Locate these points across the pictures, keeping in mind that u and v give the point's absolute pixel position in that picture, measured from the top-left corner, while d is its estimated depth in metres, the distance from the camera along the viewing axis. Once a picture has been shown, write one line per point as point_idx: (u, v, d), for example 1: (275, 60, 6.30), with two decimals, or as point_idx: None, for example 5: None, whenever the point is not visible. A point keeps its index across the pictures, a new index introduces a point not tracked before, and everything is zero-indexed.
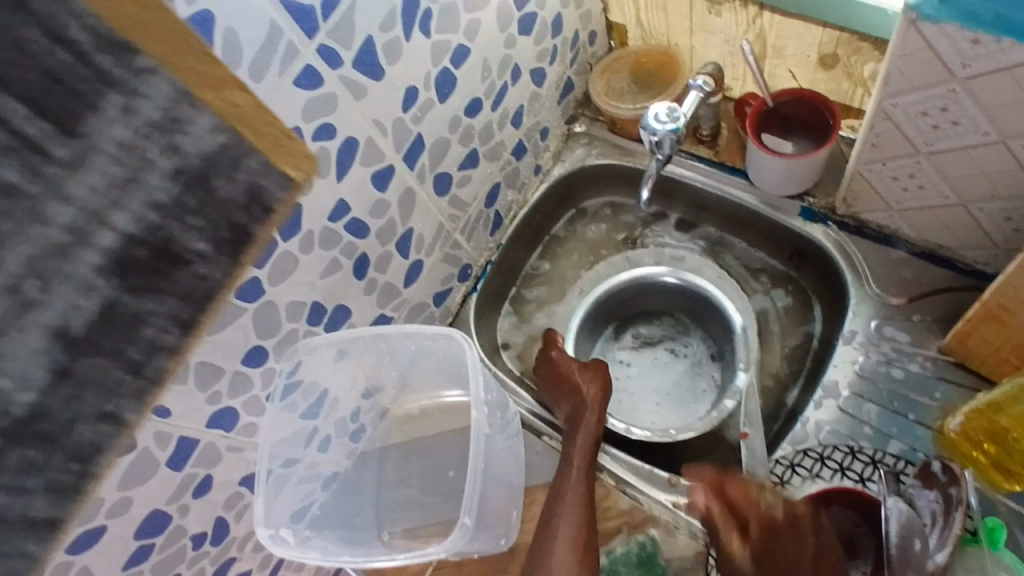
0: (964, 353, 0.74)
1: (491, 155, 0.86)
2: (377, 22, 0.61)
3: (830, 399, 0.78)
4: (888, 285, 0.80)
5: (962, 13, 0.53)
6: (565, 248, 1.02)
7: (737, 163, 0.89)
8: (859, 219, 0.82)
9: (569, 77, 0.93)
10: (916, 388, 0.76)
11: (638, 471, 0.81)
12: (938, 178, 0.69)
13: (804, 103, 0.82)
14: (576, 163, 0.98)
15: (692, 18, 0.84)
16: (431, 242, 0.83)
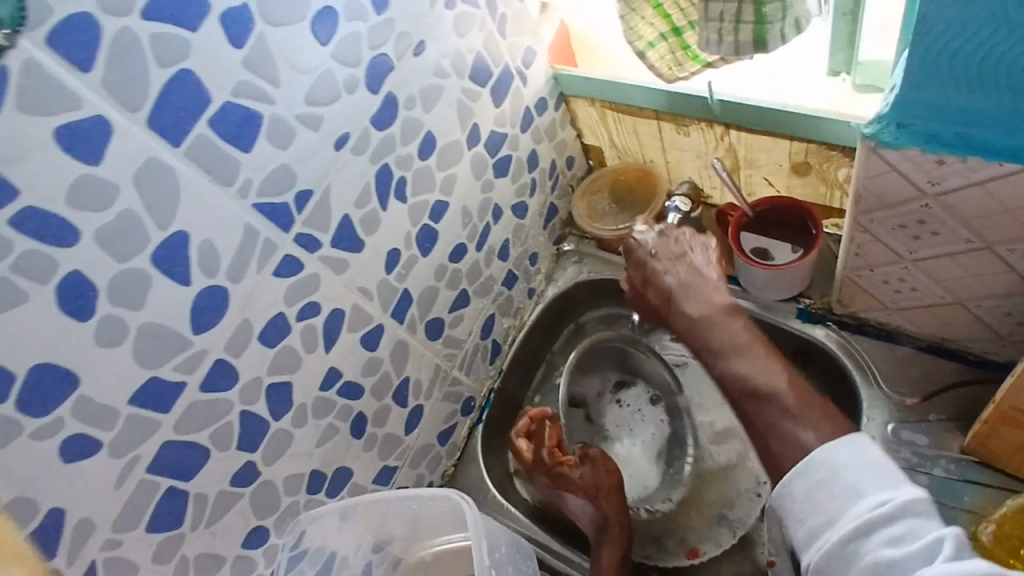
0: (988, 453, 0.69)
1: (482, 291, 0.86)
2: (353, 199, 0.63)
3: None
4: (899, 383, 0.77)
5: (919, 136, 0.52)
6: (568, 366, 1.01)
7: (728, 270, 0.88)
8: (858, 317, 0.80)
9: (552, 203, 0.94)
10: (943, 494, 0.70)
11: None
12: (928, 281, 0.67)
13: (782, 209, 0.82)
14: (568, 283, 0.98)
15: (662, 138, 0.86)
16: (429, 385, 0.82)
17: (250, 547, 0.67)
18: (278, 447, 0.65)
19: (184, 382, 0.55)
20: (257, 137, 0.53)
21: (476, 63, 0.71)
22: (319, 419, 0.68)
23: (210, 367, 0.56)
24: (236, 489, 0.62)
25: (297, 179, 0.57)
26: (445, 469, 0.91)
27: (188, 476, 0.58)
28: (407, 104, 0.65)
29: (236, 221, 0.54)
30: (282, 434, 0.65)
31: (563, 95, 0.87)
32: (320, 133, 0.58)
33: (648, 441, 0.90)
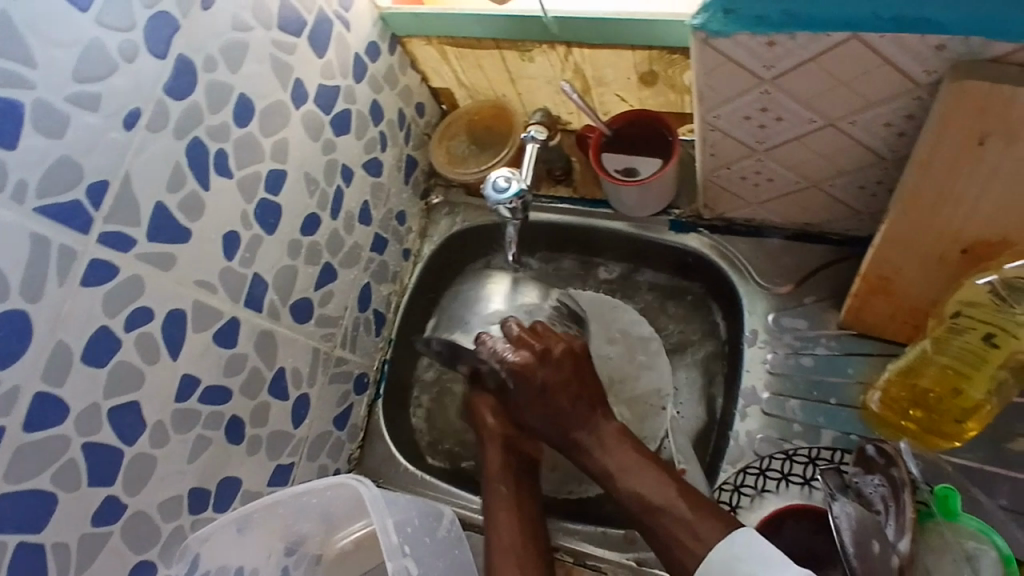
0: (863, 326, 0.72)
1: (349, 261, 0.80)
2: (163, 183, 0.56)
3: (753, 406, 0.74)
4: (773, 274, 0.78)
5: (749, 20, 0.51)
6: None
7: (597, 194, 0.87)
8: (726, 219, 0.80)
9: (409, 155, 0.89)
10: (828, 371, 0.73)
11: (594, 537, 0.76)
12: (784, 169, 0.67)
13: (639, 123, 0.80)
14: (443, 236, 0.94)
15: (507, 68, 0.82)
16: (311, 371, 0.77)
17: None
18: (140, 472, 0.58)
19: (0, 426, 0.47)
20: (18, 129, 0.45)
21: (282, 10, 0.64)
22: (185, 433, 0.61)
23: (29, 403, 0.48)
24: (99, 528, 0.55)
25: (85, 171, 0.50)
26: (350, 454, 0.86)
27: (37, 528, 0.51)
28: (206, 66, 0.57)
29: (13, 230, 0.46)
30: (142, 458, 0.58)
31: (395, 37, 0.81)
32: (100, 112, 0.50)
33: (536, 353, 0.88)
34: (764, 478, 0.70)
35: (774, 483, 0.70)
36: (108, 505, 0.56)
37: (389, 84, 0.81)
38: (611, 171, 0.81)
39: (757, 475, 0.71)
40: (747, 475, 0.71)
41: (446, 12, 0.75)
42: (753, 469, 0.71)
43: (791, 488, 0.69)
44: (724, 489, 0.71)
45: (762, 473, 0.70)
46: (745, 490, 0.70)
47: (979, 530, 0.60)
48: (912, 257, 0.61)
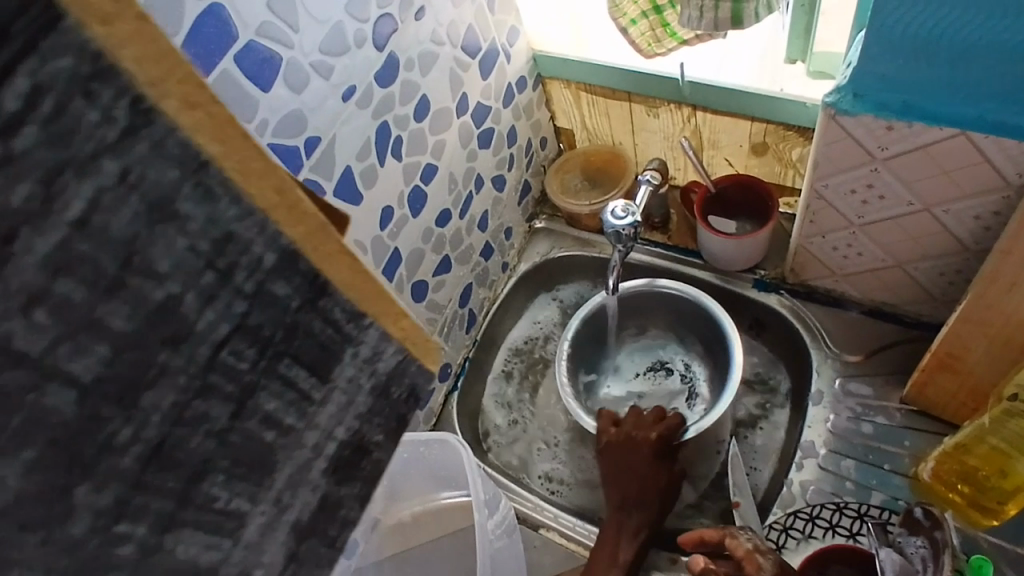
0: (922, 402, 0.78)
1: (462, 259, 0.89)
2: (355, 151, 0.66)
3: (810, 459, 0.80)
4: (843, 343, 0.85)
5: (875, 105, 0.60)
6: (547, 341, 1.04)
7: (689, 245, 0.96)
8: (808, 286, 0.88)
9: (526, 180, 0.99)
10: (886, 439, 0.79)
11: (638, 552, 0.80)
12: (874, 246, 0.75)
13: (741, 187, 0.89)
14: (539, 258, 1.03)
15: (632, 120, 0.93)
16: None
17: None
18: None
19: None
20: (276, 80, 0.56)
21: (467, 34, 0.76)
22: None
23: None
24: None
25: (307, 125, 0.60)
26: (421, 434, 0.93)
27: None
28: (406, 65, 0.68)
29: None
30: None
31: (539, 76, 0.92)
32: (329, 82, 0.60)
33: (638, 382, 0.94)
34: (812, 525, 0.75)
35: (821, 531, 0.75)
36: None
37: (527, 114, 0.92)
38: (709, 225, 0.90)
39: (806, 521, 0.76)
40: (796, 519, 0.76)
41: (581, 56, 0.87)
42: (803, 513, 0.76)
43: (836, 538, 0.74)
44: (773, 527, 0.77)
45: (811, 520, 0.76)
46: (792, 532, 0.76)
47: None
48: (981, 337, 0.68)
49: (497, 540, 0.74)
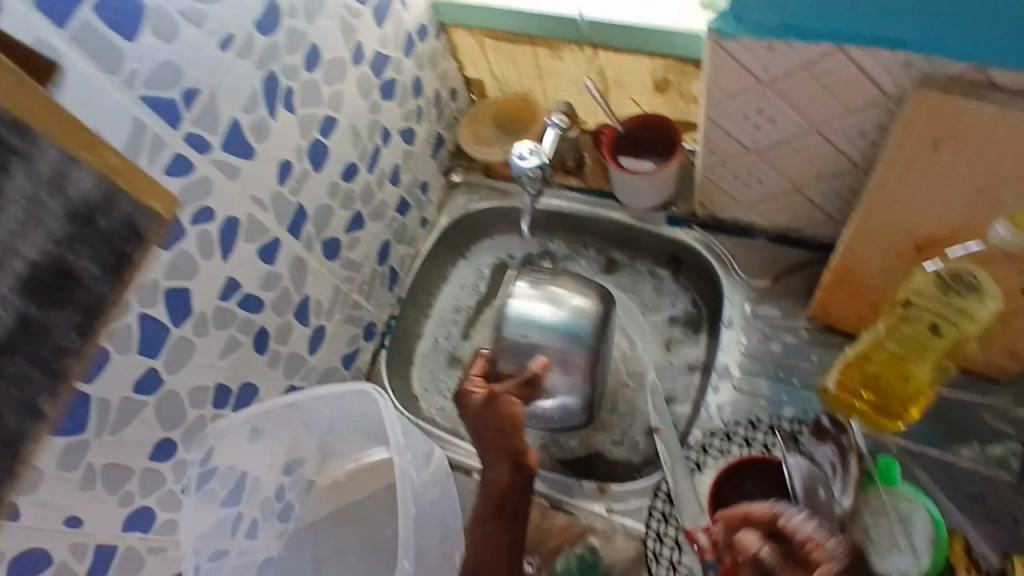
0: (827, 318, 0.81)
1: (376, 215, 0.88)
2: (240, 104, 0.64)
3: (725, 382, 0.83)
4: (753, 270, 0.88)
5: (754, 27, 0.61)
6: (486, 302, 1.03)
7: (605, 187, 0.97)
8: (716, 218, 0.91)
9: (438, 132, 0.99)
10: (795, 356, 0.82)
11: (569, 487, 0.82)
12: (772, 172, 0.77)
13: (648, 125, 0.90)
14: (460, 212, 1.03)
15: (538, 65, 0.93)
16: (330, 307, 0.83)
17: (160, 460, 0.64)
18: (180, 355, 0.62)
19: None
20: (142, 28, 0.53)
21: None
22: (222, 330, 0.67)
23: None
24: (139, 396, 0.59)
25: (183, 78, 0.58)
26: None
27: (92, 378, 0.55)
28: (290, 13, 0.67)
29: (124, 112, 0.53)
30: (183, 343, 0.62)
31: (441, 25, 0.91)
32: (204, 30, 0.58)
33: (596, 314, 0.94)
34: (729, 442, 0.78)
35: (737, 447, 0.78)
36: (150, 379, 0.60)
37: (431, 64, 0.91)
38: (621, 163, 0.91)
39: (723, 439, 0.79)
40: (714, 438, 0.79)
41: (505, 7, 0.84)
42: (720, 432, 0.79)
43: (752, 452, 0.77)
44: (692, 449, 0.79)
45: (728, 437, 0.78)
46: (710, 450, 0.78)
47: (911, 495, 0.68)
48: (875, 251, 0.70)
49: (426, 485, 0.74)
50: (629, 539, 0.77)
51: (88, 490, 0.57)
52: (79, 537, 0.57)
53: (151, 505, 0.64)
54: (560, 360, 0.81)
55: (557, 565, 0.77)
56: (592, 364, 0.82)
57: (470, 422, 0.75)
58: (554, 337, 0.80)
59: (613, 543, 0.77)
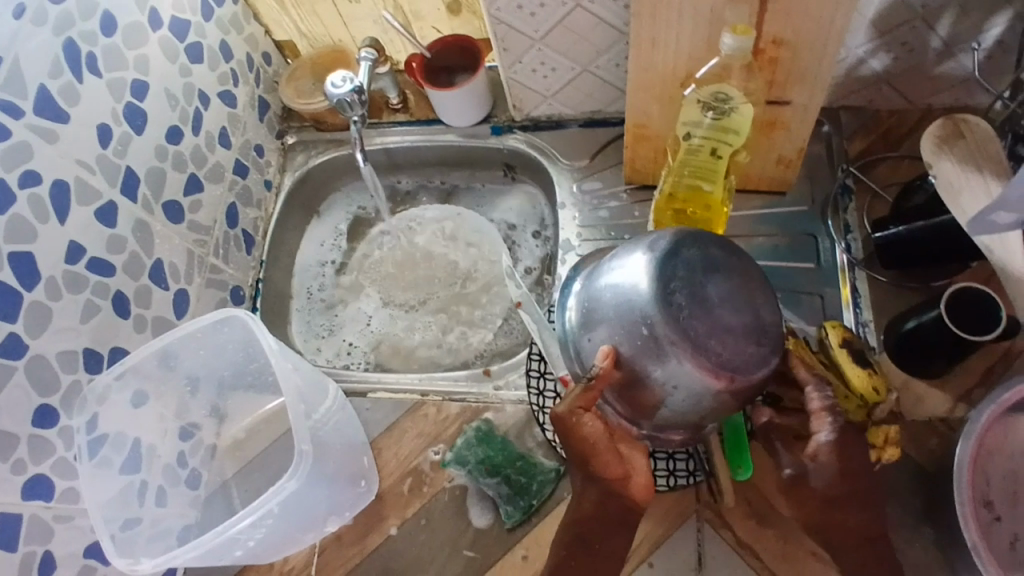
0: (638, 176, 0.93)
1: (214, 178, 0.92)
2: (45, 70, 0.69)
3: (571, 253, 0.93)
4: (572, 155, 0.99)
5: None
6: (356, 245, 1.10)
7: (430, 115, 1.04)
8: (533, 118, 1.00)
9: (261, 96, 1.03)
10: (620, 216, 0.94)
11: (457, 381, 0.89)
12: (560, 57, 0.88)
13: (451, 47, 0.98)
14: (301, 168, 1.06)
15: (339, 12, 0.99)
16: (187, 270, 0.87)
17: (42, 427, 0.68)
18: (39, 318, 0.67)
19: None
20: None
21: None
22: (76, 294, 0.71)
23: None
24: (5, 361, 0.64)
25: None
26: None
27: None
28: None
29: None
30: (40, 306, 0.67)
31: None
32: None
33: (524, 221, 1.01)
34: None
35: None
36: (13, 345, 0.65)
37: (235, 28, 0.95)
38: (434, 83, 0.98)
39: None
40: None
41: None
42: None
43: None
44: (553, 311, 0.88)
45: None
46: None
47: None
48: (652, 100, 0.82)
49: (322, 400, 0.79)
50: (517, 405, 0.86)
51: None
52: None
53: (46, 472, 0.68)
54: (636, 353, 0.63)
55: (456, 443, 0.84)
56: (698, 348, 0.62)
57: (562, 435, 0.65)
58: (622, 321, 0.64)
59: (503, 411, 0.85)
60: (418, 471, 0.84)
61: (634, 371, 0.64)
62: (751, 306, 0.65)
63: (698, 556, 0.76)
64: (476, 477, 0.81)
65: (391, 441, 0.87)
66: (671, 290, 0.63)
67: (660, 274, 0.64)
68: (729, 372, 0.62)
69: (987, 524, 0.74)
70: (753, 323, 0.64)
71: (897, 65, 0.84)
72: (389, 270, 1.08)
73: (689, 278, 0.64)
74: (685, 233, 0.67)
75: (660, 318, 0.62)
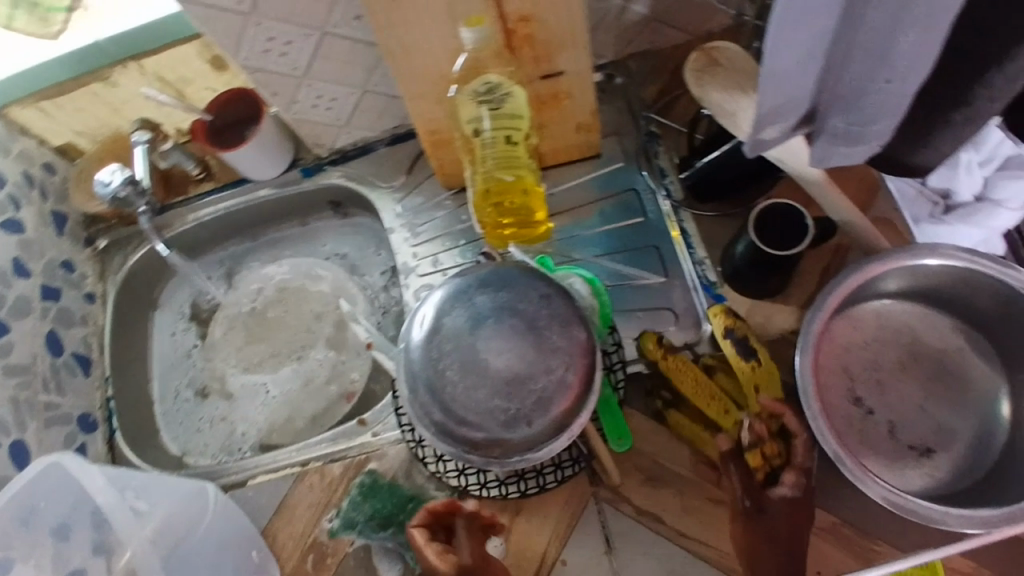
0: (453, 179, 0.91)
1: (18, 313, 0.86)
2: None
3: (412, 276, 0.90)
4: (388, 175, 0.96)
5: None
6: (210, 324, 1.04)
7: (236, 175, 0.99)
8: (339, 150, 0.97)
9: (54, 210, 0.96)
10: (450, 224, 0.92)
11: (337, 440, 0.86)
12: (334, 86, 0.84)
13: (230, 103, 0.93)
14: (122, 270, 1.00)
15: (106, 100, 0.92)
16: (17, 419, 0.81)
17: None
18: None
19: None
20: None
21: None
22: None
23: None
24: None
25: None
26: None
27: None
28: None
29: None
30: None
31: None
32: None
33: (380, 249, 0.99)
34: None
35: None
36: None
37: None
38: (224, 146, 0.92)
39: None
40: None
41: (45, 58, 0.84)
42: None
43: None
44: None
45: None
46: None
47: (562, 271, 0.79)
48: (433, 106, 0.79)
49: (202, 517, 0.76)
50: (399, 446, 0.83)
51: None
52: None
53: None
54: (449, 429, 0.65)
55: (343, 505, 0.81)
56: (469, 425, 0.64)
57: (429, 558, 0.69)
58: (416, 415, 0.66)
59: (386, 456, 0.82)
60: (318, 544, 0.81)
61: (460, 434, 0.65)
62: (531, 333, 0.65)
63: (606, 536, 0.75)
64: (369, 534, 0.78)
65: (283, 523, 0.83)
66: (441, 368, 0.65)
67: (428, 355, 0.66)
68: (525, 416, 0.64)
69: (862, 421, 0.74)
70: (539, 355, 0.64)
71: (660, 3, 0.82)
72: (247, 344, 1.02)
73: (457, 348, 0.65)
74: (452, 293, 0.67)
75: (440, 398, 0.65)
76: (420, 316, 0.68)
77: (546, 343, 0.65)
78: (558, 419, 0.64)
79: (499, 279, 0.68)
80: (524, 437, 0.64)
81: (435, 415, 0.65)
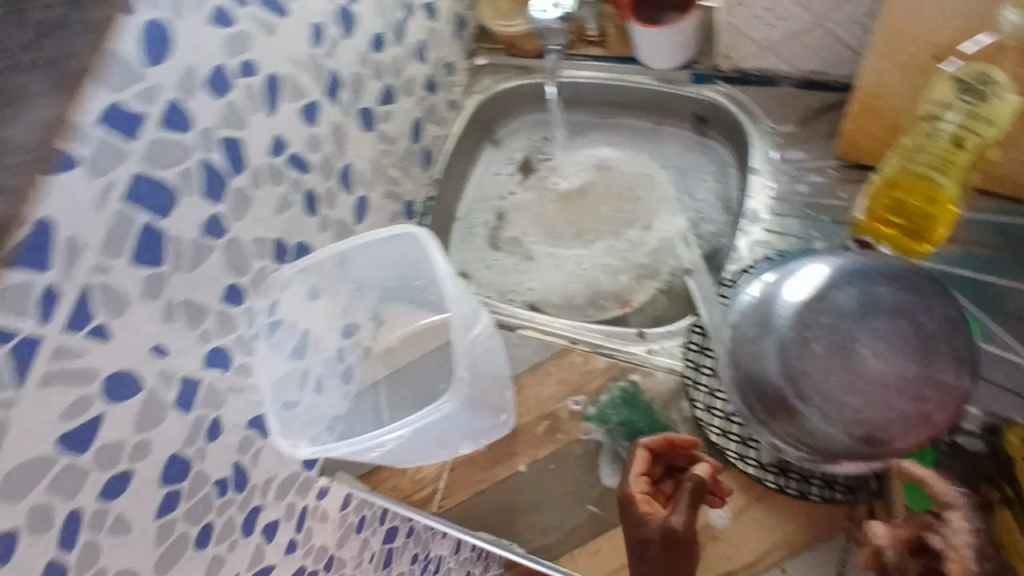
0: (854, 153, 0.83)
1: (406, 91, 0.91)
2: None
3: (757, 225, 0.85)
4: (781, 117, 0.89)
5: None
6: (535, 176, 1.07)
7: (627, 52, 0.99)
8: (741, 70, 0.92)
9: (460, 14, 1.00)
10: (822, 194, 0.84)
11: (610, 336, 0.88)
12: (793, 5, 0.79)
13: None
14: (485, 93, 1.05)
15: None
16: (371, 179, 0.88)
17: (231, 305, 0.70)
18: (241, 205, 0.69)
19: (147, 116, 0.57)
20: None
21: None
22: (275, 187, 0.73)
23: (164, 106, 0.58)
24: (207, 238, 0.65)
25: None
26: None
27: (168, 215, 0.61)
28: None
29: None
30: (242, 194, 0.69)
31: None
32: None
33: (715, 187, 0.99)
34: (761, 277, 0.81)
35: None
36: (167, 202, 0.60)
37: None
38: (644, 20, 0.91)
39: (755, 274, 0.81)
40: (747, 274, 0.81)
41: None
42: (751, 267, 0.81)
43: None
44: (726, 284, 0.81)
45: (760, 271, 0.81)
46: None
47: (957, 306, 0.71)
48: (893, 67, 0.73)
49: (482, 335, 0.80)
50: (669, 373, 0.82)
51: (171, 324, 0.63)
52: (167, 367, 0.63)
53: (228, 346, 0.71)
54: (778, 393, 0.64)
55: (601, 399, 0.83)
56: (805, 399, 0.63)
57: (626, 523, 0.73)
58: (742, 363, 0.66)
59: (653, 376, 0.82)
60: (554, 416, 0.84)
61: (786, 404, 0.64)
62: (915, 347, 0.62)
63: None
64: (614, 438, 0.80)
65: (534, 378, 0.87)
66: (807, 334, 0.64)
67: (800, 317, 0.65)
68: (867, 429, 0.61)
69: None
70: (915, 377, 0.61)
71: None
72: (559, 212, 1.04)
73: (831, 326, 0.64)
74: (841, 271, 0.66)
75: (790, 361, 0.64)
76: (810, 271, 0.66)
77: (930, 367, 0.61)
78: (892, 451, 0.60)
79: (908, 283, 0.64)
80: (850, 447, 0.61)
81: (772, 372, 0.64)
